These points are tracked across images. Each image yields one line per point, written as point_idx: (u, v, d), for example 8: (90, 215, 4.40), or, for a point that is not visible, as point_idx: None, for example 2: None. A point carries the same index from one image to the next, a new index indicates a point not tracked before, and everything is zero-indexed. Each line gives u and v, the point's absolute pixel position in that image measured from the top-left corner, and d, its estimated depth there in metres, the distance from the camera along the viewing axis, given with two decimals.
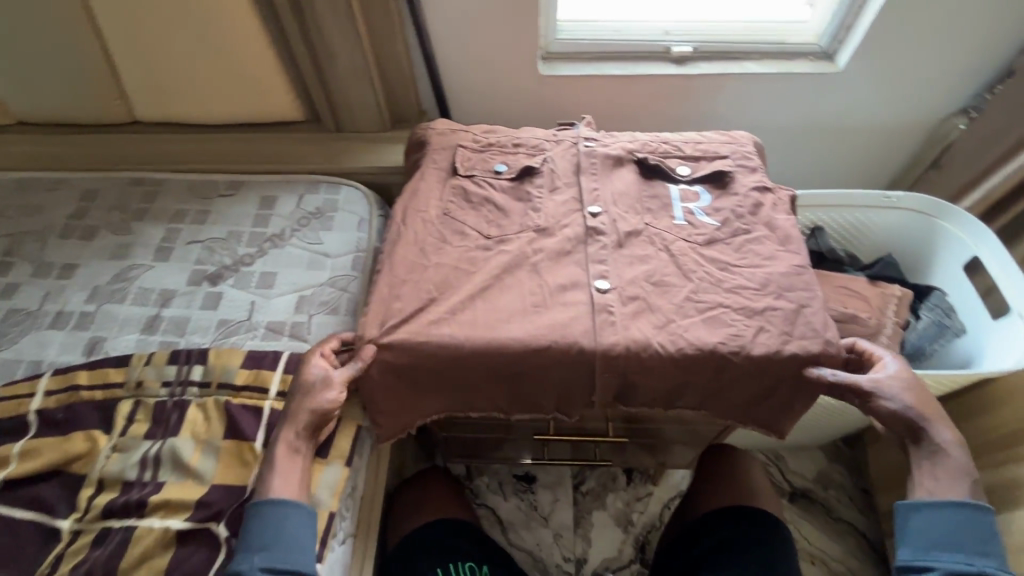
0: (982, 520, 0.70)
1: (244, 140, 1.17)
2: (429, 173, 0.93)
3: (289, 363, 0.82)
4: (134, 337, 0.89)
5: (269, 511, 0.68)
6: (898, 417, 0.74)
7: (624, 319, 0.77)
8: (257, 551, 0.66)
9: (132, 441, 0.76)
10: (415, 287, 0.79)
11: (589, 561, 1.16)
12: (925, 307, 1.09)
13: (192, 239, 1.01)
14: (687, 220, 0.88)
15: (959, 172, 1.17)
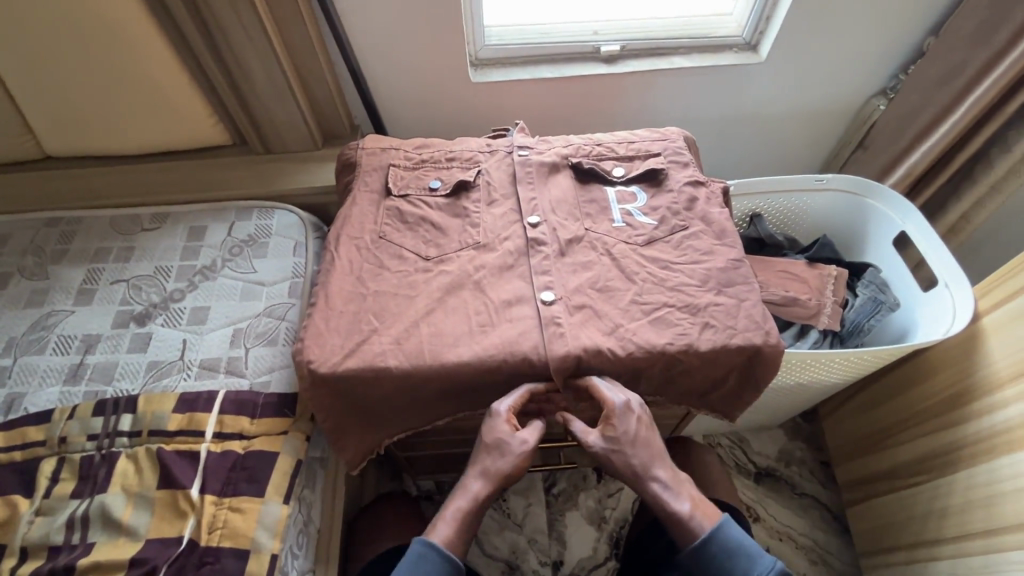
0: (728, 540, 0.71)
1: (169, 169, 1.12)
2: (361, 196, 0.90)
3: (225, 403, 0.78)
4: (55, 390, 0.83)
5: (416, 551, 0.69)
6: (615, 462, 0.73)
7: (572, 329, 0.76)
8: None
9: (58, 503, 0.72)
10: (355, 319, 0.77)
11: (566, 562, 1.15)
12: (862, 285, 1.11)
13: (116, 278, 0.96)
14: (625, 221, 0.88)
15: (883, 151, 1.21)
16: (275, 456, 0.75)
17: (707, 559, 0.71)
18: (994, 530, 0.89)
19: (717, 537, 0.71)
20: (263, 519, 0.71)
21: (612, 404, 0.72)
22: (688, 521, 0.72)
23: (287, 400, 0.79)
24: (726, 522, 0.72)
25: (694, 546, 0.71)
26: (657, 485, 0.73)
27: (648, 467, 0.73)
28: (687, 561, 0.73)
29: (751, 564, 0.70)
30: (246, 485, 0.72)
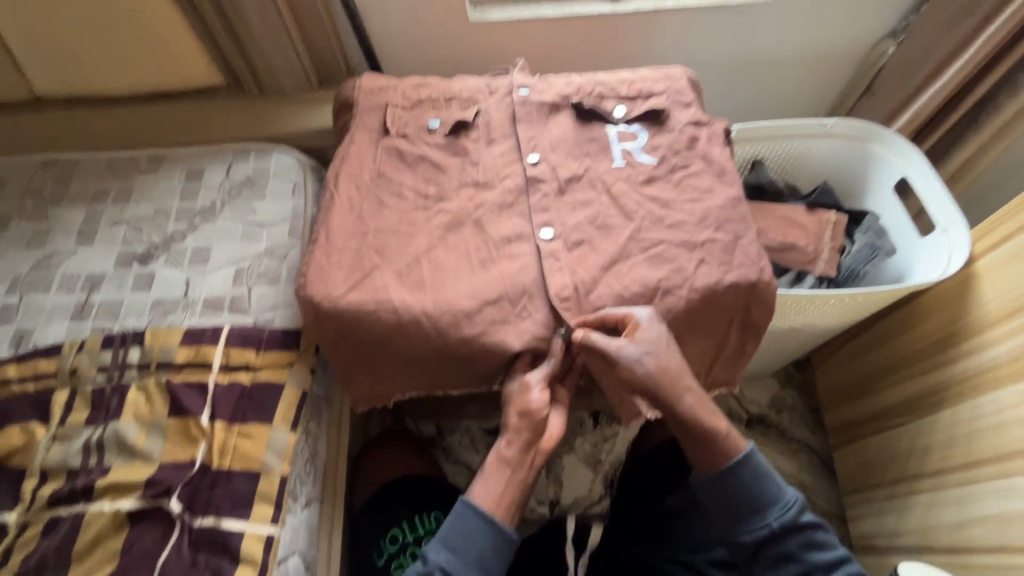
0: (759, 465, 0.76)
1: (163, 111, 1.10)
2: (359, 135, 0.89)
3: (230, 337, 0.80)
4: (63, 325, 0.85)
5: (472, 515, 0.72)
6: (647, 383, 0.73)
7: (570, 265, 0.78)
8: (446, 548, 0.71)
9: (73, 429, 0.74)
10: (355, 255, 0.78)
11: (562, 501, 1.21)
12: (859, 231, 1.12)
13: (116, 219, 0.96)
14: (625, 161, 0.87)
15: (889, 97, 1.19)
16: (280, 387, 0.77)
17: (738, 482, 0.75)
18: (973, 463, 0.94)
19: (751, 459, 0.76)
20: (271, 444, 0.73)
21: (634, 314, 0.73)
22: (724, 438, 0.75)
23: (292, 334, 0.81)
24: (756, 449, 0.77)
25: (727, 467, 0.75)
26: (692, 396, 0.74)
27: (679, 386, 0.73)
28: (718, 480, 0.75)
29: (779, 490, 0.77)
30: (255, 412, 0.75)
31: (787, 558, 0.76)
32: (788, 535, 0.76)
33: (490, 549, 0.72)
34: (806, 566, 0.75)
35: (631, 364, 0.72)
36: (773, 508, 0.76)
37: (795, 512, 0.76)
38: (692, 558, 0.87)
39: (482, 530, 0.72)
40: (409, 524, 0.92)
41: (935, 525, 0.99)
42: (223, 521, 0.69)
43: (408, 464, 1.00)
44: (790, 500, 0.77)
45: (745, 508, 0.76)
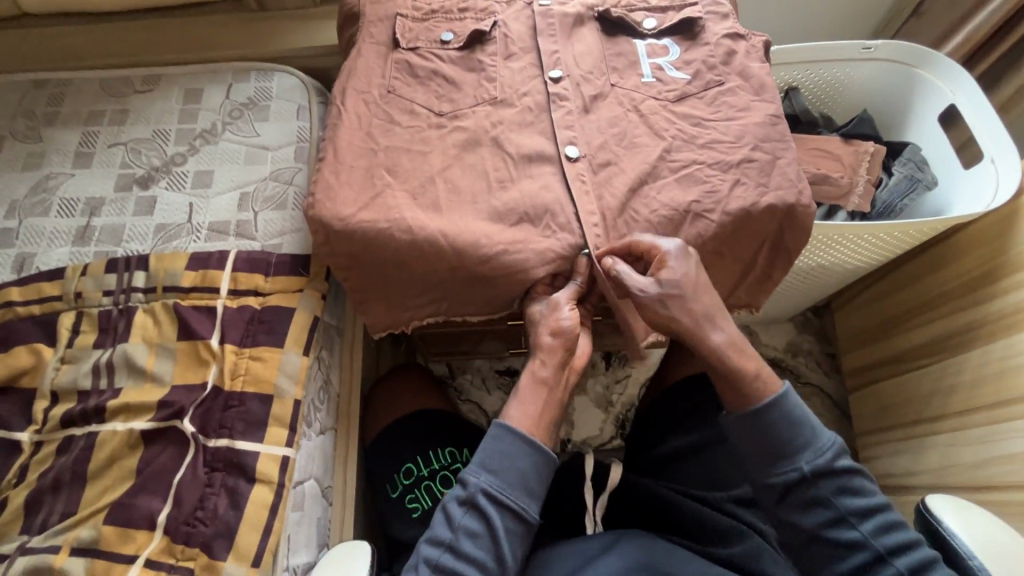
0: (793, 406, 0.69)
1: (155, 27, 1.02)
2: (366, 48, 0.83)
3: (237, 262, 0.76)
4: (65, 249, 0.82)
5: (510, 435, 0.68)
6: (671, 318, 0.68)
7: (597, 187, 0.74)
8: (484, 472, 0.67)
9: (81, 352, 0.73)
10: (367, 174, 0.73)
11: (573, 439, 1.20)
12: (897, 163, 1.05)
13: (113, 140, 0.91)
14: (655, 77, 0.81)
15: (940, 16, 1.09)
16: (291, 311, 0.74)
17: (768, 422, 0.68)
18: (1003, 402, 0.91)
19: (782, 401, 0.69)
20: (284, 367, 0.71)
21: (662, 247, 0.68)
22: (753, 382, 0.70)
23: (301, 259, 0.77)
24: (792, 393, 0.70)
25: (757, 407, 0.69)
26: (719, 336, 0.70)
27: (706, 317, 0.69)
28: (741, 424, 0.69)
29: (814, 436, 0.69)
30: (265, 337, 0.72)
31: (815, 504, 0.68)
32: (818, 480, 0.68)
33: (531, 468, 0.67)
34: (838, 513, 0.67)
35: (669, 292, 0.68)
36: (806, 451, 0.68)
37: (830, 457, 0.68)
38: (709, 497, 0.82)
39: (521, 450, 0.67)
40: (422, 459, 0.90)
41: (956, 464, 0.98)
42: (237, 442, 0.67)
43: (419, 398, 0.98)
44: (829, 447, 0.69)
45: (771, 451, 0.68)
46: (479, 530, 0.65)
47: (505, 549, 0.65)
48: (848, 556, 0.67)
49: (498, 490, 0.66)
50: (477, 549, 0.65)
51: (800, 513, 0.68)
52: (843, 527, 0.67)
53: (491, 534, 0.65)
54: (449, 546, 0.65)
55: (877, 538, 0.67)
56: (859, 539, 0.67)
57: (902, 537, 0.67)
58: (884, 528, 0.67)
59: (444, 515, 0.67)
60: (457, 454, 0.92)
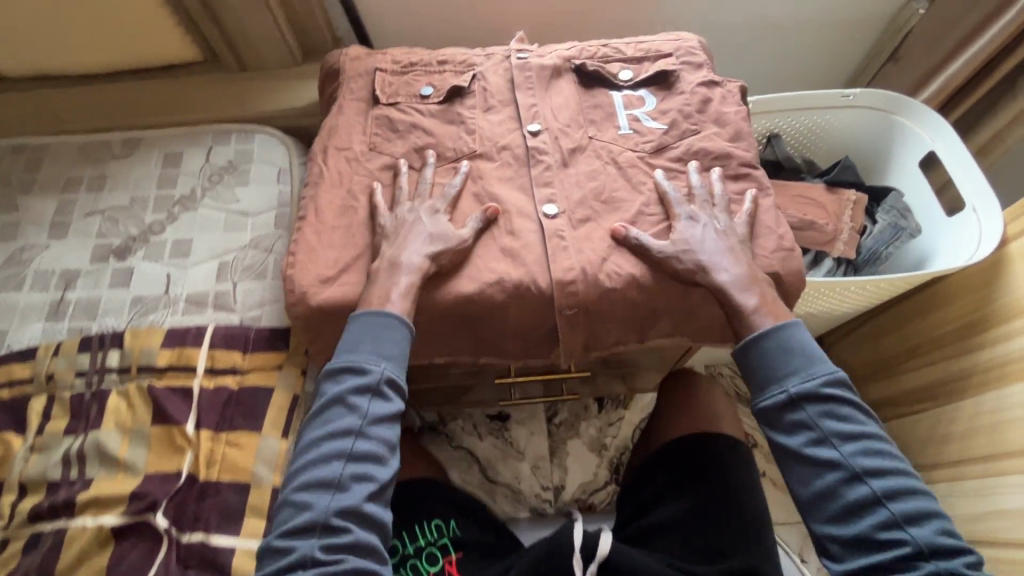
0: (792, 334, 0.69)
1: (135, 90, 1.02)
2: (347, 105, 0.82)
3: (215, 338, 0.75)
4: (38, 326, 0.80)
5: (367, 321, 0.67)
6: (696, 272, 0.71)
7: (576, 242, 0.73)
8: (346, 352, 0.66)
9: (51, 439, 0.70)
10: (348, 233, 0.74)
11: (567, 489, 1.13)
12: (881, 210, 1.05)
13: (90, 209, 0.90)
14: (632, 128, 0.81)
15: (916, 64, 1.11)
16: (270, 391, 0.73)
17: (759, 349, 0.70)
18: (996, 456, 0.90)
19: (781, 330, 0.70)
20: (261, 452, 0.69)
21: (676, 212, 0.74)
22: (750, 314, 0.70)
23: (279, 334, 0.76)
24: (794, 323, 0.70)
25: (753, 334, 0.70)
26: (726, 277, 0.71)
27: (719, 262, 0.71)
28: (743, 349, 0.71)
29: (809, 363, 0.69)
30: (242, 420, 0.71)
31: (801, 426, 0.68)
32: (804, 402, 0.68)
33: (392, 348, 0.66)
34: (820, 434, 0.67)
35: (687, 244, 0.72)
36: (794, 374, 0.69)
37: (818, 381, 0.68)
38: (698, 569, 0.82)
39: (381, 334, 0.66)
40: (407, 535, 0.88)
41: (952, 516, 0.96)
42: (213, 537, 0.65)
43: (406, 465, 0.94)
44: (826, 373, 0.68)
45: (761, 374, 0.70)
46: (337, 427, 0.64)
47: (363, 443, 0.64)
48: (825, 476, 0.67)
49: (359, 367, 0.66)
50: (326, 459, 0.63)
51: (781, 433, 0.69)
52: (824, 448, 0.67)
53: (399, 414, 0.67)
54: (357, 434, 0.64)
55: (856, 460, 0.66)
56: (839, 461, 0.66)
57: (884, 462, 0.66)
58: (867, 451, 0.66)
59: (342, 408, 0.65)
60: (444, 527, 0.89)
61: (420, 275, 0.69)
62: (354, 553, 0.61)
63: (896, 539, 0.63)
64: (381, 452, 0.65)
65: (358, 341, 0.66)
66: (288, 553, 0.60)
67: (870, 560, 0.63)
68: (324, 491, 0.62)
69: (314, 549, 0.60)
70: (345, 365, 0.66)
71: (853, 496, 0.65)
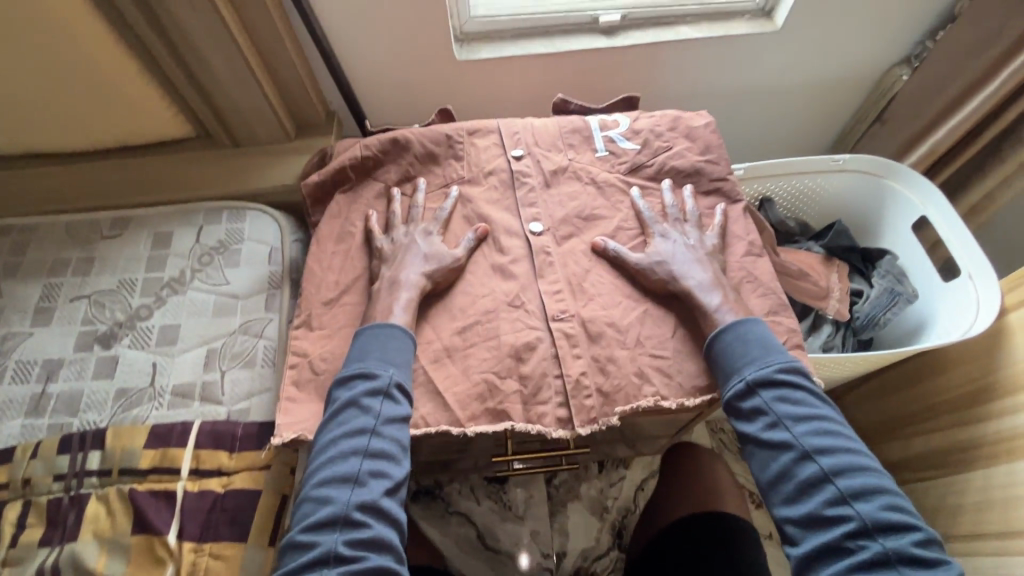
0: (748, 325, 0.70)
1: (126, 168, 1.01)
2: (344, 139, 0.89)
3: (201, 436, 0.73)
4: (16, 423, 0.77)
5: (381, 330, 0.69)
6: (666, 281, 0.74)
7: (561, 255, 0.78)
8: (355, 359, 0.68)
9: (26, 552, 0.67)
10: (347, 255, 0.79)
11: (568, 554, 1.10)
12: (876, 275, 1.05)
13: (76, 294, 0.88)
14: (608, 149, 0.86)
15: (902, 126, 1.12)
16: (256, 493, 0.71)
17: (717, 340, 0.70)
18: (1008, 533, 0.86)
19: (742, 324, 0.70)
20: (246, 565, 0.67)
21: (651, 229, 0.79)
22: (713, 312, 0.71)
23: (267, 430, 0.75)
24: (752, 318, 0.71)
25: (717, 329, 0.70)
26: (692, 283, 0.73)
27: (685, 269, 0.74)
28: (711, 342, 0.70)
29: (766, 352, 0.69)
30: (227, 528, 0.69)
31: (756, 411, 0.67)
32: (759, 388, 0.67)
33: (399, 351, 0.68)
34: (774, 417, 0.66)
35: (657, 257, 0.76)
36: (752, 361, 0.69)
37: (770, 366, 0.68)
38: None
39: (394, 340, 0.68)
40: None
41: None
42: None
43: None
44: (784, 361, 0.69)
45: (721, 364, 0.70)
46: (351, 429, 0.63)
47: (382, 443, 0.63)
48: (780, 459, 0.66)
49: (371, 371, 0.66)
50: (342, 462, 0.62)
51: (739, 419, 0.69)
52: (778, 430, 0.66)
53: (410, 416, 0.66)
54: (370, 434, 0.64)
55: (807, 440, 0.65)
56: (791, 442, 0.65)
57: (835, 442, 0.65)
58: (817, 431, 0.66)
59: (353, 409, 0.64)
60: None
61: (418, 292, 0.72)
62: (374, 548, 0.60)
63: (843, 515, 0.61)
64: (396, 452, 0.64)
65: (366, 349, 0.67)
66: (310, 549, 0.59)
67: (822, 540, 0.61)
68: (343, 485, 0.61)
69: (337, 544, 0.59)
70: (355, 370, 0.66)
71: (804, 476, 0.64)
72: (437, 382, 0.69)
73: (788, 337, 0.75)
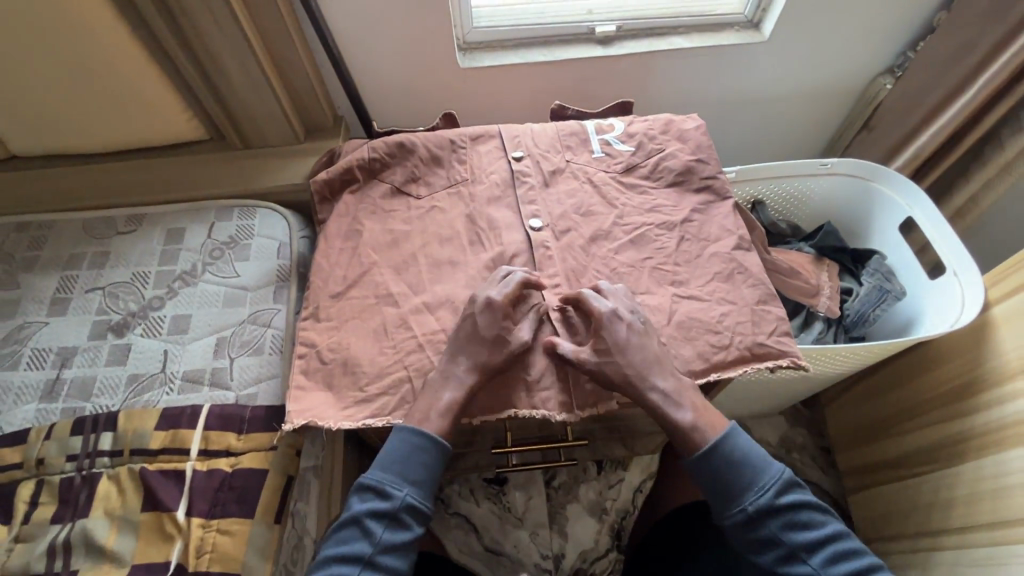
0: (733, 445, 0.71)
1: (141, 169, 1.05)
2: (353, 142, 0.93)
3: (210, 419, 0.76)
4: (31, 407, 0.79)
5: (400, 445, 0.68)
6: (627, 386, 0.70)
7: (560, 249, 0.81)
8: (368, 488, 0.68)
9: (38, 529, 0.69)
10: (354, 254, 0.82)
11: (567, 556, 1.11)
12: (866, 273, 1.08)
13: (91, 285, 0.91)
14: (604, 151, 0.90)
15: (888, 133, 1.16)
16: (264, 473, 0.74)
17: (711, 470, 0.71)
18: (999, 523, 0.88)
19: (726, 449, 0.71)
20: (253, 540, 0.70)
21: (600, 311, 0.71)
22: (690, 429, 0.71)
23: (275, 414, 0.77)
24: (734, 432, 0.72)
25: (703, 451, 0.70)
26: (654, 393, 0.70)
27: (647, 374, 0.69)
28: (692, 469, 0.72)
29: (760, 474, 0.71)
30: (235, 505, 0.71)
31: (768, 543, 0.69)
32: (767, 520, 0.69)
33: (422, 469, 0.68)
34: (787, 550, 0.69)
35: (615, 355, 0.70)
36: (748, 491, 0.70)
37: (772, 495, 0.69)
38: None
39: (411, 460, 0.68)
40: None
41: None
42: None
43: None
44: (778, 479, 0.71)
45: (720, 494, 0.71)
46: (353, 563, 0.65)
47: None
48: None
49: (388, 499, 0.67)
50: None
51: (754, 550, 0.71)
52: (794, 562, 0.69)
53: (415, 543, 0.68)
54: (366, 561, 0.65)
55: (824, 569, 0.68)
56: (809, 574, 0.68)
57: (847, 560, 0.68)
58: (831, 557, 0.68)
59: (358, 529, 0.66)
60: None
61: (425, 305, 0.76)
62: None
63: None
64: None
65: (392, 463, 0.68)
66: None
67: None
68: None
69: None
70: (372, 483, 0.68)
71: None
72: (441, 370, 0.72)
73: (778, 325, 0.77)
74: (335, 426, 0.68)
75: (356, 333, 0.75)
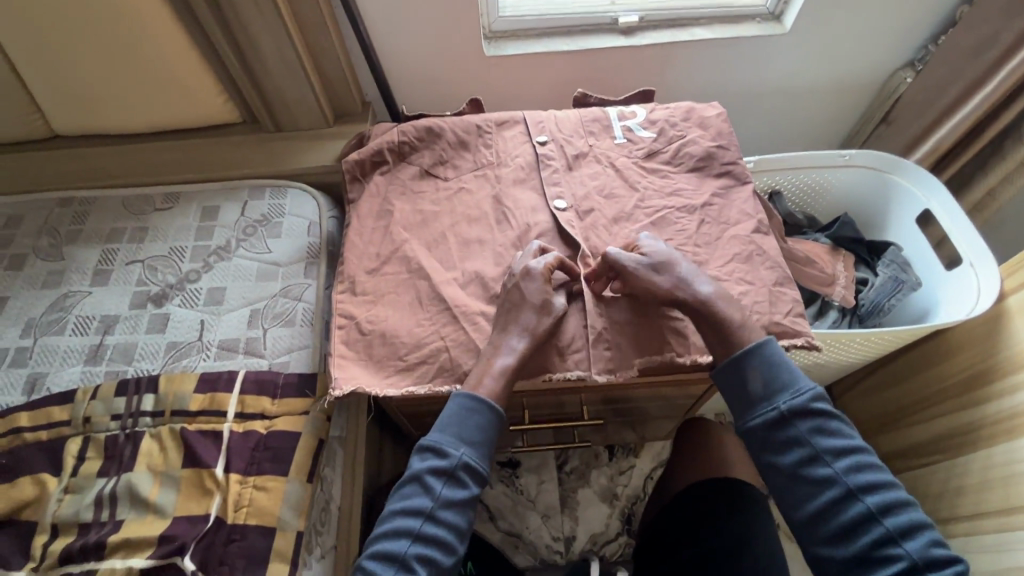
0: (771, 350, 0.71)
1: (177, 148, 1.10)
2: (382, 125, 0.96)
3: (246, 384, 0.79)
4: (76, 369, 0.84)
5: (462, 406, 0.70)
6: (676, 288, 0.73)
7: (582, 230, 0.84)
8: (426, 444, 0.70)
9: (85, 481, 0.73)
10: (383, 231, 0.85)
11: (578, 539, 1.13)
12: (882, 264, 1.09)
13: (131, 258, 0.96)
14: (626, 137, 0.92)
15: (906, 127, 1.17)
16: (297, 436, 0.77)
17: (742, 366, 0.71)
18: (1008, 510, 0.89)
19: (762, 351, 0.71)
20: (287, 497, 0.73)
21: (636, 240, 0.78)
22: (737, 329, 0.71)
23: (307, 382, 0.81)
24: (772, 339, 0.72)
25: (742, 351, 0.71)
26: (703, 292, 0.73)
27: (692, 276, 0.74)
28: (725, 368, 0.72)
29: (793, 380, 0.70)
30: (270, 465, 0.75)
31: (792, 443, 0.68)
32: (795, 420, 0.68)
33: (481, 429, 0.70)
34: (810, 451, 0.67)
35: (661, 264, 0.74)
36: (780, 392, 0.69)
37: (806, 397, 0.69)
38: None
39: (469, 419, 0.70)
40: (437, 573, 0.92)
41: None
42: None
43: None
44: (812, 391, 0.69)
45: (748, 391, 0.71)
46: (410, 516, 0.67)
47: (430, 537, 0.66)
48: (821, 493, 0.66)
49: (444, 456, 0.69)
50: (391, 544, 0.66)
51: (775, 454, 0.69)
52: (817, 464, 0.67)
53: (473, 502, 0.69)
54: (427, 516, 0.67)
55: (848, 475, 0.66)
56: (832, 477, 0.66)
57: (874, 477, 0.66)
58: (857, 467, 0.66)
59: (419, 486, 0.68)
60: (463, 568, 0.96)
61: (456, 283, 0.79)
62: None
63: (893, 556, 0.63)
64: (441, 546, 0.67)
65: (448, 424, 0.70)
66: None
67: None
68: (388, 565, 0.64)
69: None
70: (430, 444, 0.70)
71: (848, 514, 0.65)
72: (467, 341, 0.75)
73: (794, 307, 0.79)
74: (381, 392, 0.71)
75: (386, 306, 0.78)
